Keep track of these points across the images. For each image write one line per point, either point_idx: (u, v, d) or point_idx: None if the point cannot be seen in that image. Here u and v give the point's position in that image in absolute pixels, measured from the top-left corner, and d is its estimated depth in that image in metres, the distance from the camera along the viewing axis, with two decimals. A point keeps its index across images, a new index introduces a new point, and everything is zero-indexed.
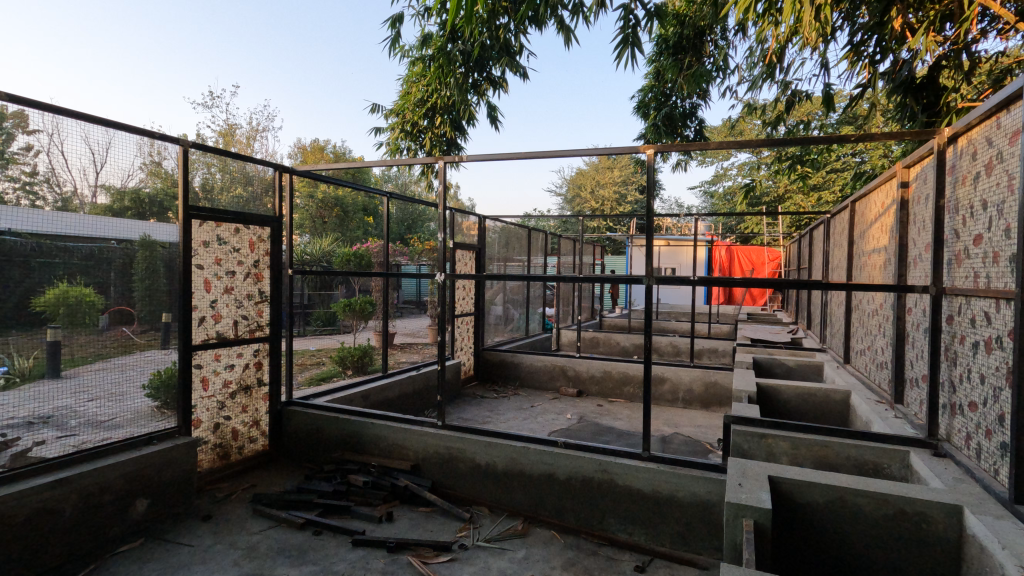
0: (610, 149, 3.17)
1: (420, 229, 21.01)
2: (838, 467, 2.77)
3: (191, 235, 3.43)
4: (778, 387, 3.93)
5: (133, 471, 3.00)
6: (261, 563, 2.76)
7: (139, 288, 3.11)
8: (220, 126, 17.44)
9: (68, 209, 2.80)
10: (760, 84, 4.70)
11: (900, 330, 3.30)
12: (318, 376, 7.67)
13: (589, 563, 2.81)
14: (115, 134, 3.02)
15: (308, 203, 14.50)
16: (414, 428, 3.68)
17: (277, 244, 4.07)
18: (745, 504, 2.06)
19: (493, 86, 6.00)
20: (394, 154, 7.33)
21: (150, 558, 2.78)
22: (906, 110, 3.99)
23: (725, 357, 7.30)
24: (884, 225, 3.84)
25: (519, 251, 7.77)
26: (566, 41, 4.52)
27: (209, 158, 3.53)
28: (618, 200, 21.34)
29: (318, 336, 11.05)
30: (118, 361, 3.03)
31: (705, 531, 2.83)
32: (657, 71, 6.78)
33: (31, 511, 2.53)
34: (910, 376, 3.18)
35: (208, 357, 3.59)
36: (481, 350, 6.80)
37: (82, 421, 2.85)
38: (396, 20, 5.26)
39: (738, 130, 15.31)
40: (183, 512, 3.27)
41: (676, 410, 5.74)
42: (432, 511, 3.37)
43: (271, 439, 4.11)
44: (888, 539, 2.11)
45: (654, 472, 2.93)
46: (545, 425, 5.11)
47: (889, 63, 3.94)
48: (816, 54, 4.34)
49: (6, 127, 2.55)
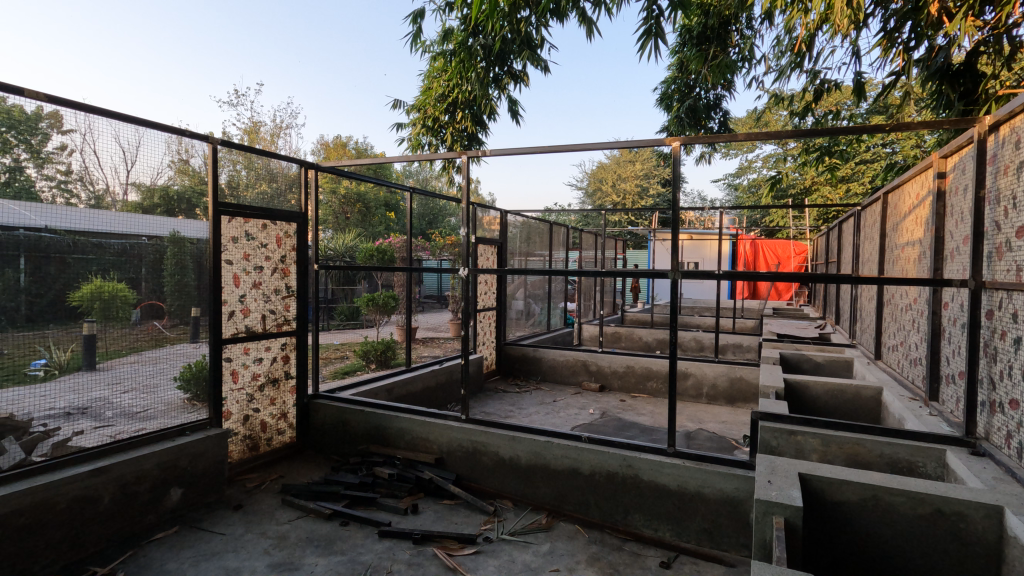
0: (633, 141, 3.12)
1: (440, 224, 21.12)
2: (870, 465, 2.72)
3: (220, 231, 3.51)
4: (807, 382, 3.84)
5: (166, 461, 3.08)
6: (291, 552, 2.81)
7: (170, 284, 3.18)
8: (246, 125, 17.73)
9: (101, 206, 2.85)
10: (788, 74, 4.58)
11: (935, 325, 3.22)
12: (342, 370, 7.78)
13: (615, 558, 2.80)
14: (146, 132, 3.09)
15: (331, 199, 14.68)
16: (437, 422, 3.71)
17: (303, 239, 4.12)
18: (775, 501, 2.04)
19: (514, 80, 5.99)
20: (415, 150, 7.41)
21: (184, 546, 2.85)
22: (943, 98, 3.86)
23: (750, 352, 7.19)
24: (919, 217, 3.73)
25: (541, 245, 7.76)
26: (588, 33, 4.47)
27: (234, 155, 3.58)
28: (640, 193, 21.17)
29: (342, 329, 11.25)
30: (150, 354, 3.09)
31: (732, 528, 2.80)
32: (680, 62, 6.65)
33: (71, 498, 2.62)
34: (946, 372, 3.10)
35: (238, 350, 3.67)
36: (503, 344, 6.82)
37: (117, 412, 2.95)
38: (417, 16, 5.24)
39: (764, 121, 15.03)
40: (215, 502, 3.34)
41: (700, 406, 5.68)
42: (456, 504, 3.40)
43: (298, 431, 4.18)
44: (925, 538, 2.05)
45: (679, 468, 2.90)
46: (568, 420, 5.10)
47: (924, 50, 3.78)
48: (847, 41, 4.20)
49: (42, 127, 2.63)
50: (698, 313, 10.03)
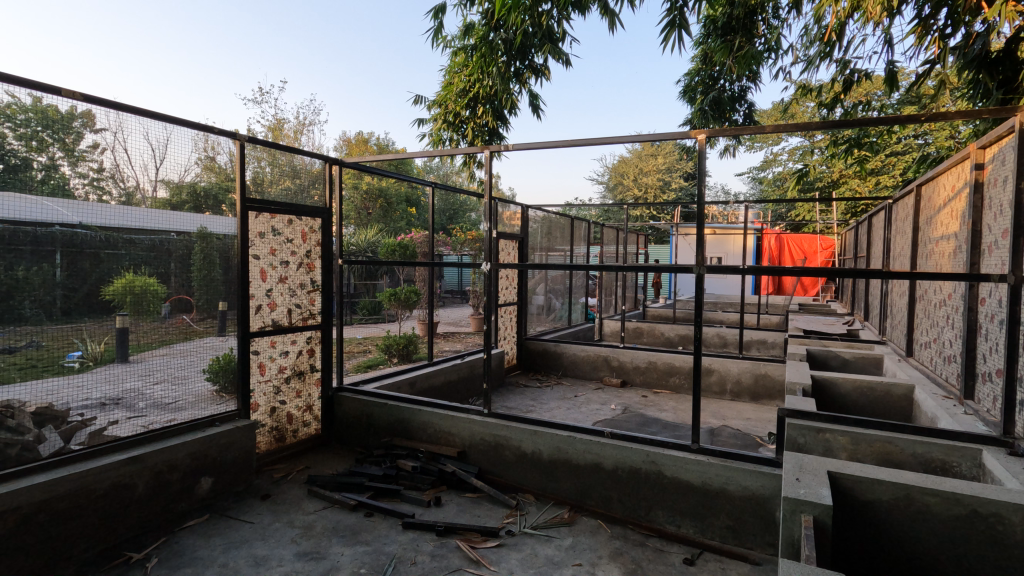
0: (657, 134, 3.07)
1: (461, 219, 21.22)
2: (902, 465, 2.66)
3: (248, 227, 3.57)
4: (835, 380, 3.75)
5: (197, 451, 3.16)
6: (317, 542, 2.86)
7: (197, 279, 3.24)
8: (270, 121, 18.02)
9: (131, 203, 2.92)
10: (817, 64, 4.45)
11: (971, 321, 3.12)
12: (365, 364, 7.88)
13: (637, 554, 2.79)
14: (174, 129, 3.14)
15: (353, 195, 14.88)
16: (460, 416, 3.73)
17: (327, 235, 4.18)
18: (804, 499, 2.00)
19: (535, 74, 5.96)
20: (437, 145, 7.41)
21: (215, 533, 2.93)
22: (980, 86, 3.70)
23: (774, 348, 7.08)
24: (955, 210, 3.61)
25: (563, 240, 7.74)
26: (611, 26, 4.42)
27: (259, 151, 3.61)
28: (662, 187, 20.95)
29: (364, 324, 11.40)
30: (180, 347, 3.17)
31: (757, 527, 2.76)
32: (704, 54, 6.53)
33: (108, 485, 2.72)
34: (982, 370, 3.01)
35: (265, 343, 3.74)
36: (525, 339, 6.84)
37: (149, 403, 3.03)
38: (439, 10, 5.23)
39: (790, 113, 14.68)
40: (243, 491, 3.42)
41: (723, 403, 5.60)
42: (479, 497, 3.42)
43: (323, 423, 4.26)
44: (959, 539, 2.00)
45: (704, 465, 2.87)
46: (589, 415, 5.10)
47: (961, 37, 3.64)
48: (879, 28, 4.05)
49: (75, 127, 2.71)
50: (708, 317, 8.92)
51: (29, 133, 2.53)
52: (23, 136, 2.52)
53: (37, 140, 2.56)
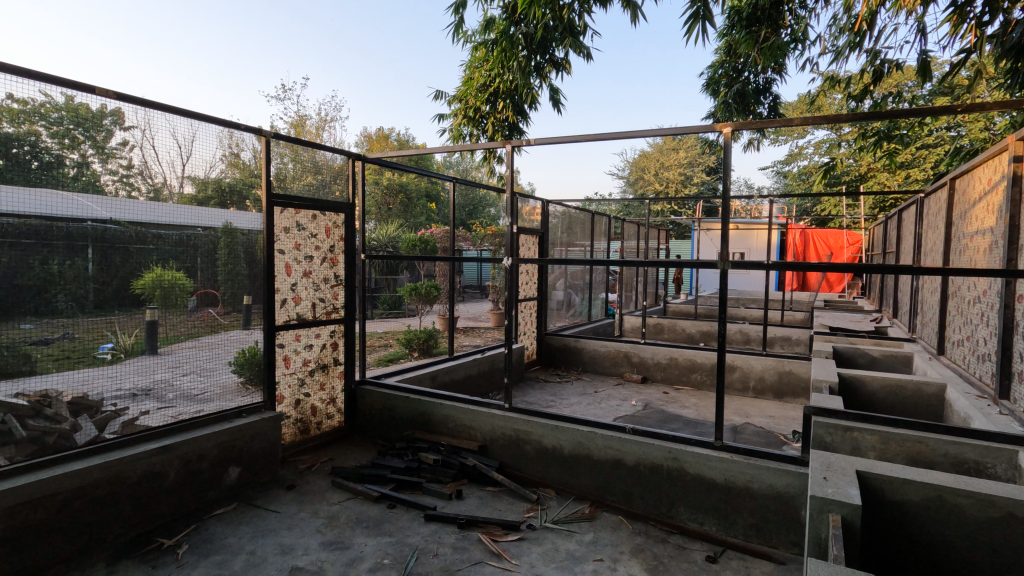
0: (680, 127, 3.02)
1: (479, 215, 21.26)
2: (933, 465, 2.60)
3: (273, 222, 3.63)
4: (863, 378, 3.67)
5: (225, 441, 3.23)
6: (341, 532, 2.91)
7: (223, 273, 3.30)
8: (293, 118, 18.29)
9: (159, 199, 2.97)
10: (846, 54, 4.33)
11: (1007, 319, 3.04)
12: (386, 358, 7.97)
13: (659, 550, 2.77)
14: (199, 126, 3.20)
15: (374, 190, 15.04)
16: (481, 410, 3.75)
17: (350, 230, 4.22)
18: (831, 499, 1.97)
19: (556, 68, 5.92)
20: (457, 141, 7.43)
21: (242, 522, 2.99)
22: (1018, 76, 3.57)
23: (799, 346, 6.96)
24: (991, 204, 3.50)
25: (583, 236, 7.70)
26: (633, 18, 4.37)
27: (282, 147, 3.66)
28: (684, 181, 20.64)
29: (385, 318, 11.53)
30: (207, 340, 3.22)
31: (782, 525, 2.73)
32: (728, 45, 6.40)
33: (140, 473, 2.80)
34: (1018, 369, 2.92)
35: (290, 337, 3.81)
36: (544, 334, 6.85)
37: (178, 394, 3.10)
38: (460, 5, 5.23)
39: (817, 105, 14.30)
40: (270, 481, 3.49)
41: (746, 400, 5.53)
42: (500, 491, 3.44)
43: (346, 416, 4.31)
44: (994, 541, 1.95)
45: (727, 462, 2.84)
46: (610, 411, 5.08)
47: (999, 25, 3.50)
48: (911, 17, 3.92)
49: (106, 124, 2.78)
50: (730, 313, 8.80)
51: (62, 131, 2.61)
52: (58, 134, 2.59)
53: (69, 137, 2.64)
